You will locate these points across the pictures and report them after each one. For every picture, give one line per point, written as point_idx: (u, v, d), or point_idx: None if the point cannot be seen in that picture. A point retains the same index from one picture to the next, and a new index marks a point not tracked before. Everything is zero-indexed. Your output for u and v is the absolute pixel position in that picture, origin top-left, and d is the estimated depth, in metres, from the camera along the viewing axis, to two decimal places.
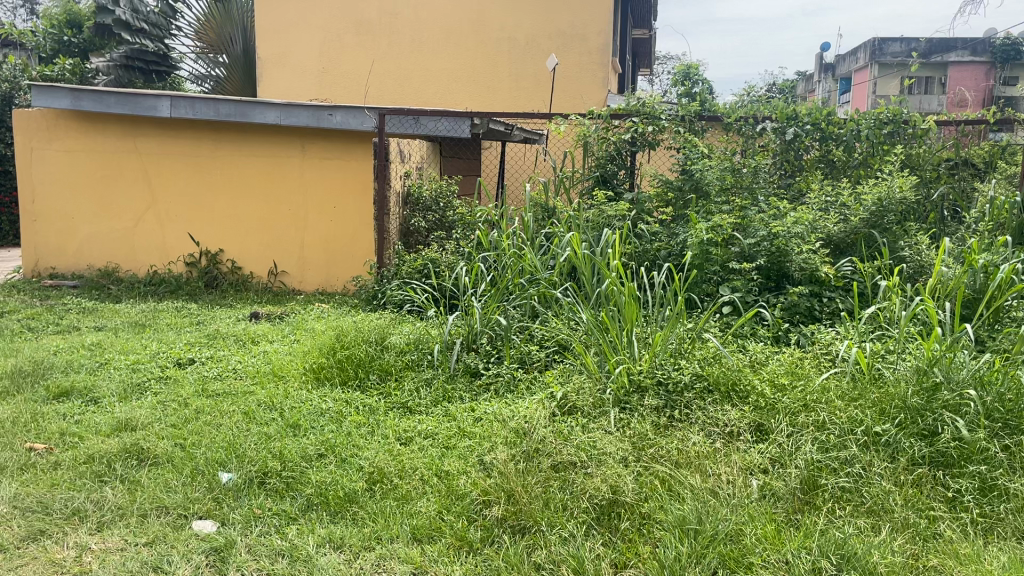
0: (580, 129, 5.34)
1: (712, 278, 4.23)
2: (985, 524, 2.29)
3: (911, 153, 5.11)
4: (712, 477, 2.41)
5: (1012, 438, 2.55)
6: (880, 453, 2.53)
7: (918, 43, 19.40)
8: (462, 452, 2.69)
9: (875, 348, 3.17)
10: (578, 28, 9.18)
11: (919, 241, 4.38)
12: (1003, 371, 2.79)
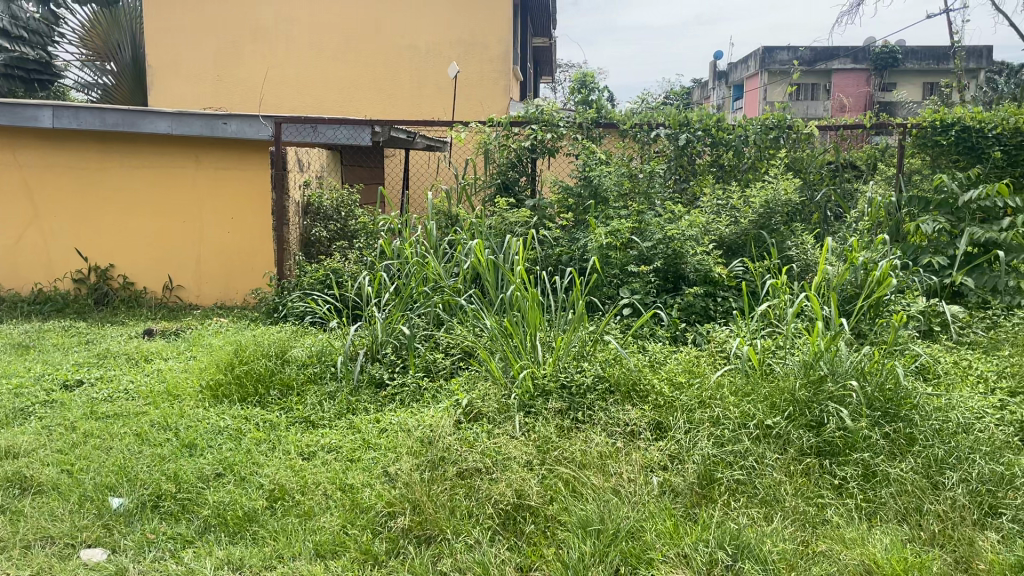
0: (480, 136, 5.33)
1: (612, 281, 4.35)
2: (869, 508, 2.42)
3: (794, 155, 5.36)
4: (613, 476, 2.46)
5: (891, 425, 2.70)
6: (772, 445, 2.64)
7: (804, 51, 20.39)
8: (365, 464, 2.65)
9: (765, 344, 3.29)
10: (479, 36, 9.22)
11: (805, 240, 4.59)
12: (883, 362, 2.94)
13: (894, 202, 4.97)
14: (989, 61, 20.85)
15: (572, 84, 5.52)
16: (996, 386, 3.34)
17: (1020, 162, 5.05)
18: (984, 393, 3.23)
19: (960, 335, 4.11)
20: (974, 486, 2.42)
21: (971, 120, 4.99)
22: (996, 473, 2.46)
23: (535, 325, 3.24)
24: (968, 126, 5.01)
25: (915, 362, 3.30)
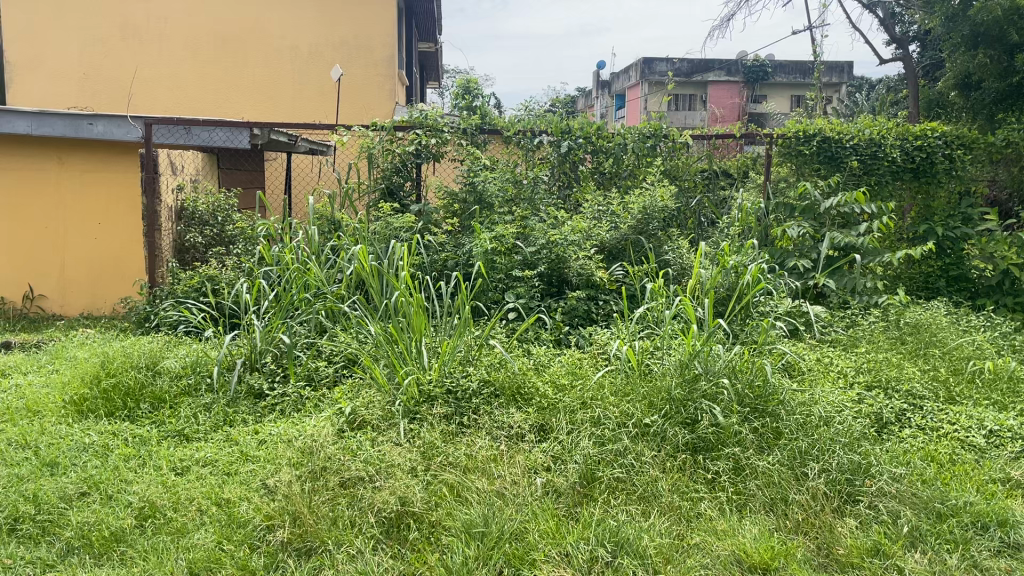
0: (364, 140, 5.28)
1: (497, 287, 4.37)
2: (740, 500, 2.53)
3: (670, 163, 5.58)
4: (498, 479, 2.49)
5: (760, 420, 2.83)
6: (650, 443, 2.73)
7: (682, 63, 21.37)
8: (243, 478, 2.57)
9: (644, 345, 3.41)
10: (363, 39, 9.14)
11: (681, 244, 4.76)
12: (752, 361, 3.10)
13: (763, 209, 5.27)
14: (849, 77, 22.31)
15: (455, 89, 5.45)
16: (853, 380, 3.58)
17: (873, 172, 5.56)
18: (844, 388, 3.47)
19: (823, 333, 4.38)
20: (834, 475, 2.57)
21: (832, 132, 5.45)
22: (854, 463, 2.63)
23: (420, 331, 3.23)
24: (828, 137, 5.45)
25: (782, 358, 3.52)
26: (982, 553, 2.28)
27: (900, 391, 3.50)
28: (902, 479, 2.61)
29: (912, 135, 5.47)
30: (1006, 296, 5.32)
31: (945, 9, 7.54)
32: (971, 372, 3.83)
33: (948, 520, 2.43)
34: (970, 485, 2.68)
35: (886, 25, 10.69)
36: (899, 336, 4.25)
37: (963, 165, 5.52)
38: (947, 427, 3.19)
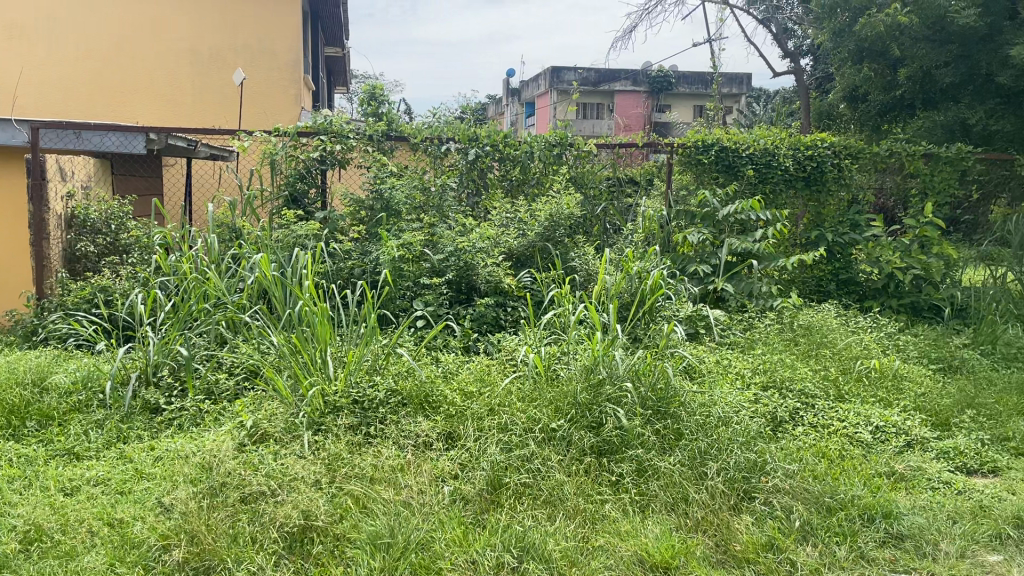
0: (265, 146, 5.15)
1: (406, 293, 4.33)
2: (643, 501, 2.59)
3: (575, 171, 5.69)
4: (404, 489, 2.50)
5: (662, 422, 2.92)
6: (556, 447, 2.77)
7: (589, 73, 21.84)
8: (137, 497, 2.47)
9: (551, 352, 3.45)
10: (265, 43, 9.03)
11: (586, 251, 4.88)
12: (654, 364, 3.17)
13: (665, 216, 5.42)
14: (747, 88, 23.17)
15: (362, 95, 5.51)
16: (750, 381, 3.75)
17: (768, 179, 5.83)
18: (741, 389, 3.64)
19: (722, 336, 4.54)
20: (731, 474, 2.67)
21: (728, 142, 5.71)
22: (750, 462, 2.74)
23: (324, 341, 3.18)
24: (725, 146, 5.71)
25: (683, 361, 3.64)
26: (868, 544, 2.45)
27: (793, 390, 3.72)
28: (795, 475, 2.74)
29: (804, 145, 5.83)
30: (892, 298, 5.68)
31: (832, 26, 7.96)
32: (859, 371, 4.08)
33: (837, 513, 2.57)
34: (857, 478, 2.84)
35: (779, 41, 11.25)
36: (792, 337, 4.50)
37: (849, 173, 5.90)
38: (836, 424, 3.40)
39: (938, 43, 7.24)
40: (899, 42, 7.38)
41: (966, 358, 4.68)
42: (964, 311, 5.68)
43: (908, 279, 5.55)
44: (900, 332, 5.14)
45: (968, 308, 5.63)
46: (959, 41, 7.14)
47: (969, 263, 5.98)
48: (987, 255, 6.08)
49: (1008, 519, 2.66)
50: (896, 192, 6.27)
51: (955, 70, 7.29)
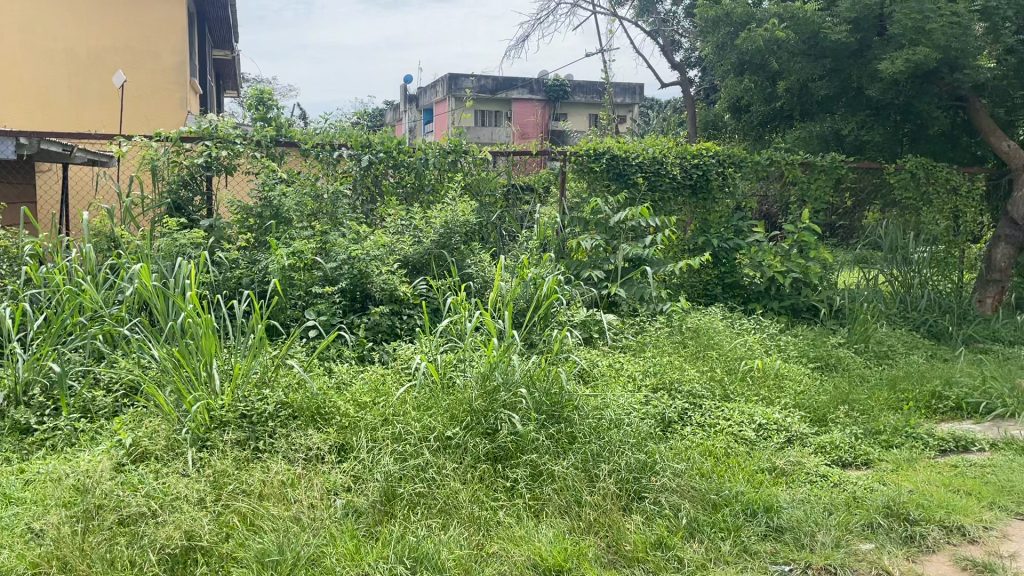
0: (146, 151, 5.00)
1: (296, 304, 4.30)
2: (537, 505, 2.65)
3: (470, 179, 5.73)
4: (294, 504, 2.48)
5: (555, 426, 3.02)
6: (451, 455, 2.81)
7: (488, 81, 22.15)
8: (3, 522, 2.33)
9: (446, 360, 3.50)
10: (148, 45, 8.80)
11: (481, 258, 4.92)
12: (548, 369, 3.30)
13: (558, 223, 5.57)
14: (641, 98, 23.88)
15: (248, 99, 5.37)
16: (641, 383, 3.88)
17: (657, 187, 6.05)
18: (632, 391, 3.75)
19: (615, 340, 4.67)
20: (622, 474, 2.79)
21: (619, 150, 5.89)
22: (640, 463, 2.86)
23: (209, 353, 3.06)
24: (615, 154, 5.86)
25: (575, 367, 3.79)
26: (751, 538, 2.57)
27: (682, 391, 3.86)
28: (682, 474, 2.88)
29: (690, 154, 6.08)
30: (773, 300, 5.95)
31: (716, 39, 8.28)
32: (744, 371, 4.24)
33: (721, 509, 2.71)
34: (741, 475, 2.98)
35: (667, 54, 11.70)
36: (681, 339, 4.65)
37: (732, 181, 6.25)
38: (722, 423, 3.54)
39: (813, 57, 7.63)
40: (778, 56, 7.75)
41: (841, 356, 4.95)
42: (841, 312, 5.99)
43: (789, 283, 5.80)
44: (782, 332, 5.39)
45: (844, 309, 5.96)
46: (832, 56, 7.55)
47: (844, 266, 6.34)
48: (861, 258, 6.45)
49: (878, 509, 2.84)
50: (778, 199, 6.59)
51: (829, 83, 7.70)
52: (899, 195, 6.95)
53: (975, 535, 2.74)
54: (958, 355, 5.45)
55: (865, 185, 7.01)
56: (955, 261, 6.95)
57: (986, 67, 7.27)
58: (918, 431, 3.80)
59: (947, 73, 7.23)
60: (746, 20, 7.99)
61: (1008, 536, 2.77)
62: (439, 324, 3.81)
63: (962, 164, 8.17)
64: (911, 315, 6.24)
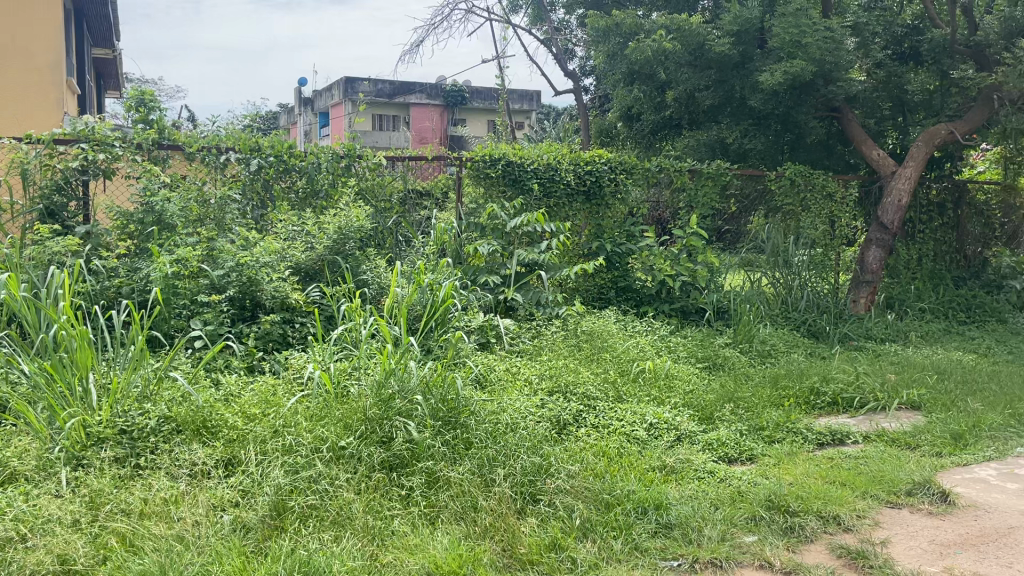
0: (15, 154, 4.71)
1: (181, 313, 4.14)
2: (433, 512, 2.71)
3: (364, 184, 5.70)
4: (177, 523, 2.50)
5: (451, 433, 3.09)
6: (345, 466, 2.85)
7: (385, 85, 22.15)
8: None
9: (341, 368, 3.55)
10: (21, 43, 8.30)
11: (377, 264, 4.88)
12: (445, 376, 3.35)
13: (455, 228, 5.57)
14: (537, 105, 24.19)
15: (129, 100, 5.20)
16: (537, 387, 3.94)
17: (552, 194, 6.13)
18: (528, 395, 3.81)
19: (512, 344, 4.72)
20: (517, 478, 2.88)
21: (514, 156, 5.98)
22: (535, 466, 2.96)
23: (84, 367, 2.99)
24: (511, 161, 5.97)
25: (472, 372, 3.89)
26: (641, 535, 2.68)
27: (576, 393, 3.93)
28: (576, 475, 2.99)
29: (583, 161, 6.20)
30: (664, 303, 6.16)
31: (607, 48, 8.50)
32: (635, 373, 4.38)
33: (614, 508, 2.81)
34: (633, 474, 3.09)
35: (561, 62, 11.98)
36: (576, 343, 4.75)
37: (624, 187, 6.36)
38: (615, 424, 3.64)
39: (699, 68, 7.96)
40: (666, 66, 8.02)
41: (726, 356, 5.15)
42: (727, 312, 6.23)
43: (677, 286, 6.02)
44: (672, 334, 5.57)
45: (729, 310, 6.19)
46: (716, 67, 7.88)
47: (731, 269, 6.59)
48: (745, 262, 6.72)
49: (761, 502, 2.98)
50: (668, 205, 6.76)
51: (714, 93, 8.04)
52: (780, 201, 7.30)
53: (849, 523, 2.89)
54: (833, 352, 5.77)
55: (749, 191, 7.40)
56: (833, 263, 7.28)
57: (856, 81, 7.73)
58: (798, 426, 4.00)
59: (822, 85, 7.66)
60: (635, 31, 8.24)
61: (879, 523, 2.95)
62: (333, 331, 3.82)
63: (836, 172, 8.64)
64: (791, 315, 6.57)
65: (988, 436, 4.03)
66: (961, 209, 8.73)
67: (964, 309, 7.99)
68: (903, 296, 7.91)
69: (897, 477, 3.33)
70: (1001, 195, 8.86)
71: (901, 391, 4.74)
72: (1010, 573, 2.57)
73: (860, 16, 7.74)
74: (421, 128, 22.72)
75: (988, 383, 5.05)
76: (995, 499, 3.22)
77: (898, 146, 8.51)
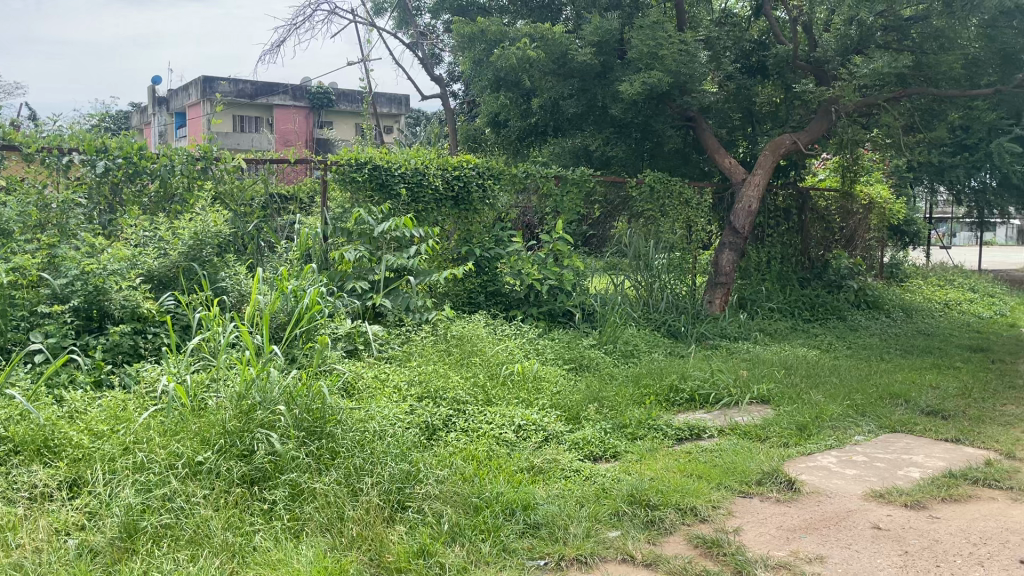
0: None
1: (18, 326, 3.83)
2: (297, 526, 2.64)
3: (221, 188, 5.51)
4: (15, 550, 2.38)
5: (316, 443, 3.01)
6: (201, 482, 2.73)
7: (246, 86, 21.56)
8: None
9: (198, 380, 3.40)
10: None
11: (237, 271, 4.70)
12: (309, 385, 3.25)
13: (321, 234, 5.51)
14: (406, 109, 24.03)
15: None
16: (406, 393, 3.89)
17: (419, 199, 6.06)
18: (397, 401, 3.76)
19: (381, 350, 4.64)
20: (385, 486, 2.84)
21: (381, 161, 5.87)
22: (404, 473, 2.94)
23: None
24: (378, 165, 5.84)
25: (339, 380, 3.82)
26: (510, 537, 2.70)
27: (445, 398, 3.92)
28: (445, 481, 2.98)
29: (450, 166, 6.20)
30: (532, 306, 6.26)
31: (472, 55, 8.53)
32: (504, 376, 4.41)
33: (483, 511, 2.82)
34: (501, 476, 3.11)
35: (428, 67, 12.01)
36: (446, 348, 4.74)
37: (491, 193, 6.40)
38: (485, 427, 3.65)
39: (562, 76, 8.10)
40: (530, 74, 8.14)
41: (591, 357, 5.28)
42: (592, 315, 6.43)
43: (545, 289, 6.17)
44: (540, 337, 5.66)
45: (594, 312, 6.37)
46: (579, 76, 8.07)
47: (596, 273, 6.76)
48: (610, 266, 6.92)
49: (624, 498, 3.07)
50: (536, 210, 6.84)
51: (577, 101, 8.23)
52: (641, 206, 7.54)
53: (706, 514, 3.02)
54: (691, 351, 6.04)
55: (612, 198, 7.56)
56: (690, 266, 7.63)
57: (709, 92, 8.12)
58: (658, 422, 4.15)
59: (678, 96, 7.98)
60: (499, 38, 8.34)
61: (733, 513, 3.10)
62: (190, 343, 3.67)
63: (692, 178, 9.05)
64: (652, 316, 6.83)
65: (829, 426, 4.33)
66: (805, 215, 9.35)
67: (808, 308, 8.53)
68: (754, 296, 8.36)
69: (748, 468, 3.52)
70: (839, 201, 9.56)
71: (752, 386, 5.02)
72: (849, 553, 2.76)
73: (712, 31, 8.23)
74: (284, 130, 22.09)
75: (828, 377, 5.44)
76: (835, 485, 3.46)
77: (749, 155, 9.05)
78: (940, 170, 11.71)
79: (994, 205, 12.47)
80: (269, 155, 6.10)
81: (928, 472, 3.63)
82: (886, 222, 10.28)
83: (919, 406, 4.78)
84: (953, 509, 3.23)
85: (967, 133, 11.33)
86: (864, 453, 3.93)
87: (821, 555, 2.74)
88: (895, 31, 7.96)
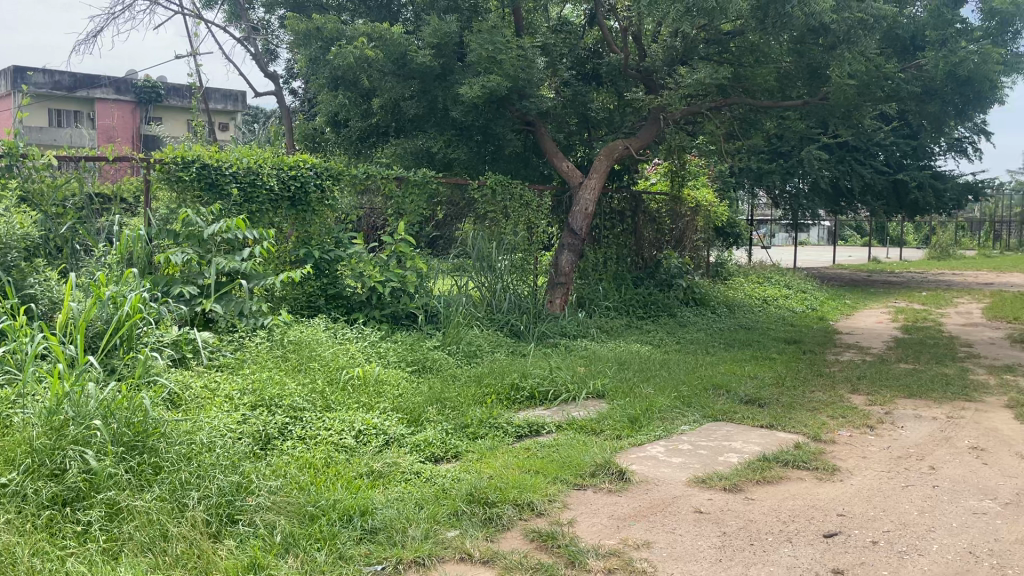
0: None
1: None
2: (114, 547, 2.49)
3: (29, 187, 5.11)
4: None
5: (137, 458, 2.84)
6: (4, 506, 2.53)
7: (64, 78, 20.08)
8: None
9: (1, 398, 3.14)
10: None
11: (49, 277, 4.37)
12: (129, 398, 3.05)
13: (144, 234, 5.19)
14: (244, 106, 23.07)
15: None
16: (239, 402, 3.74)
17: (253, 199, 5.84)
18: (229, 411, 3.61)
19: (211, 358, 4.46)
20: (213, 500, 2.73)
21: (210, 159, 5.61)
22: (234, 485, 2.84)
23: None
24: (206, 164, 5.58)
25: (163, 392, 3.63)
26: (346, 544, 2.66)
27: (281, 405, 3.80)
28: (278, 491, 2.90)
29: (287, 166, 6.01)
30: (374, 309, 6.15)
31: (309, 53, 8.24)
32: (344, 380, 4.34)
33: (318, 520, 2.77)
34: (338, 483, 3.06)
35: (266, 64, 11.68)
36: (283, 354, 4.60)
37: (331, 194, 6.27)
38: (323, 434, 3.58)
39: (403, 77, 8.06)
40: (369, 74, 8.03)
41: (435, 358, 5.29)
42: (434, 317, 6.43)
43: (388, 291, 6.05)
44: (383, 339, 5.61)
45: (438, 314, 6.38)
46: (419, 78, 8.06)
47: (439, 275, 6.78)
48: (454, 267, 6.98)
49: (462, 497, 3.10)
50: (379, 212, 6.76)
51: (418, 103, 8.25)
52: (483, 207, 7.61)
53: (542, 508, 3.11)
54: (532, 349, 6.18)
55: (456, 200, 7.51)
56: (530, 267, 7.80)
57: (546, 97, 8.34)
58: (498, 421, 4.23)
59: (517, 100, 8.14)
60: (336, 37, 8.16)
61: (568, 505, 3.21)
62: None
63: (531, 181, 9.26)
64: (495, 317, 6.93)
65: (659, 417, 4.57)
66: (637, 217, 9.79)
67: (641, 306, 8.93)
68: (590, 295, 8.64)
69: (582, 461, 3.66)
70: (669, 204, 10.12)
71: (589, 382, 5.21)
72: (673, 537, 2.93)
73: (548, 38, 8.45)
74: (108, 125, 20.70)
75: (659, 371, 5.73)
76: (663, 473, 3.66)
77: (584, 159, 9.33)
78: (758, 175, 12.63)
79: (805, 208, 13.59)
80: (85, 151, 5.67)
81: (744, 457, 3.92)
82: (711, 224, 10.96)
83: (739, 395, 5.14)
84: (766, 490, 3.50)
85: (779, 141, 12.28)
86: (689, 441, 4.18)
87: (648, 540, 2.89)
88: (715, 45, 8.54)
